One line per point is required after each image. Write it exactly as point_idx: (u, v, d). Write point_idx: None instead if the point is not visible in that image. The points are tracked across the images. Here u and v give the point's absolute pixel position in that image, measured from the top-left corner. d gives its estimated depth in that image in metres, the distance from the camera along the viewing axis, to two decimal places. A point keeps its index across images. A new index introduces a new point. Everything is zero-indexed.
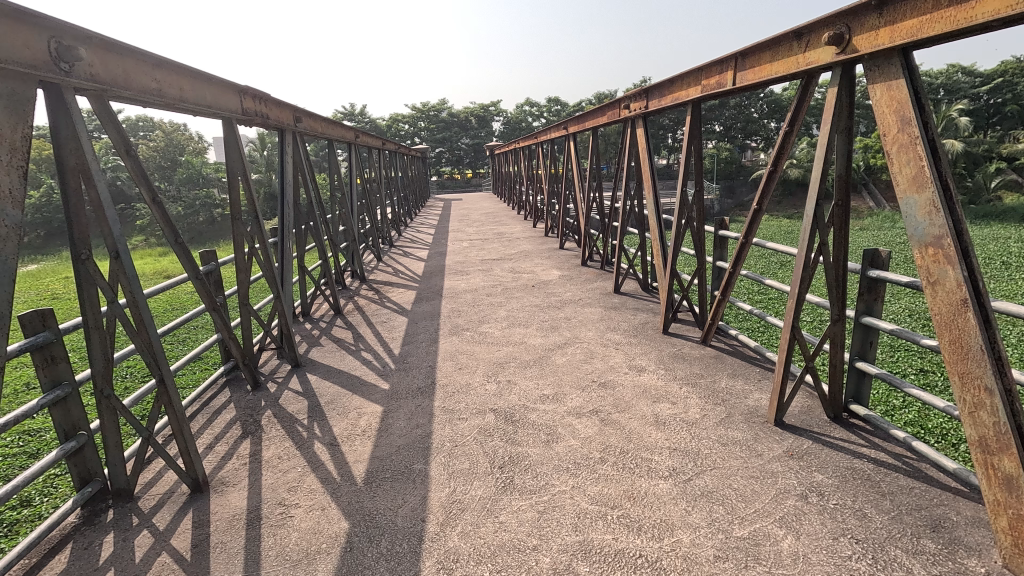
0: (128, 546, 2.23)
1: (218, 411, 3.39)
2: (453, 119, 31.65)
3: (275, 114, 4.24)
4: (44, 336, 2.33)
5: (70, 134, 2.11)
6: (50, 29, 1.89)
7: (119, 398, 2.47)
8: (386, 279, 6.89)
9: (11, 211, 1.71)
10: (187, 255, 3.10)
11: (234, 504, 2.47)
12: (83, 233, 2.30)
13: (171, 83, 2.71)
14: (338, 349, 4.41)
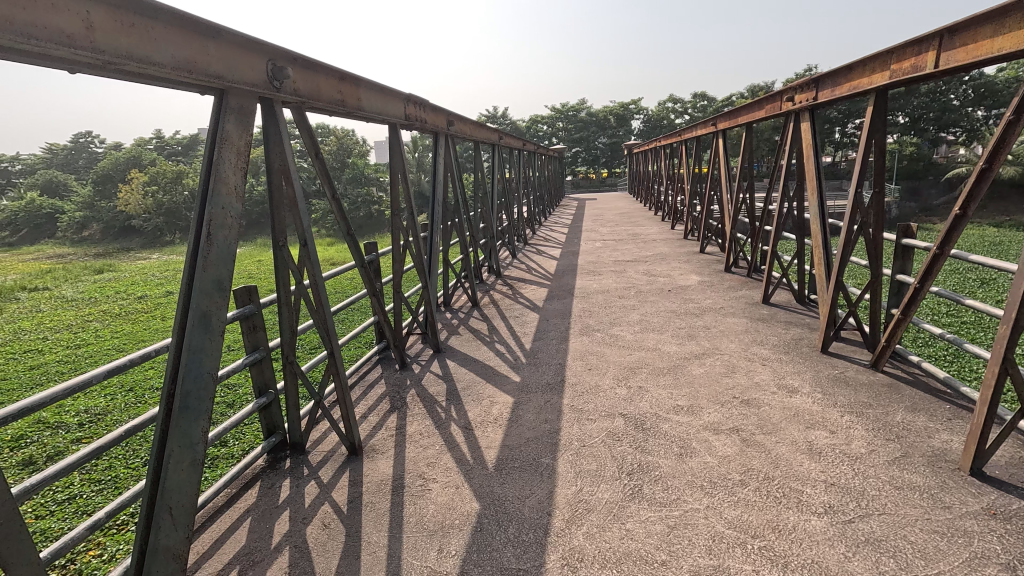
0: (300, 491, 2.62)
1: (372, 385, 3.81)
2: (592, 118, 31.47)
3: (432, 119, 4.61)
4: (249, 308, 2.82)
5: (277, 140, 2.52)
6: (268, 54, 2.28)
7: (299, 365, 2.90)
8: (520, 275, 7.12)
9: (235, 204, 2.09)
10: (355, 245, 3.52)
11: (383, 470, 2.75)
12: (281, 224, 2.73)
13: (352, 94, 3.09)
14: (474, 339, 4.67)
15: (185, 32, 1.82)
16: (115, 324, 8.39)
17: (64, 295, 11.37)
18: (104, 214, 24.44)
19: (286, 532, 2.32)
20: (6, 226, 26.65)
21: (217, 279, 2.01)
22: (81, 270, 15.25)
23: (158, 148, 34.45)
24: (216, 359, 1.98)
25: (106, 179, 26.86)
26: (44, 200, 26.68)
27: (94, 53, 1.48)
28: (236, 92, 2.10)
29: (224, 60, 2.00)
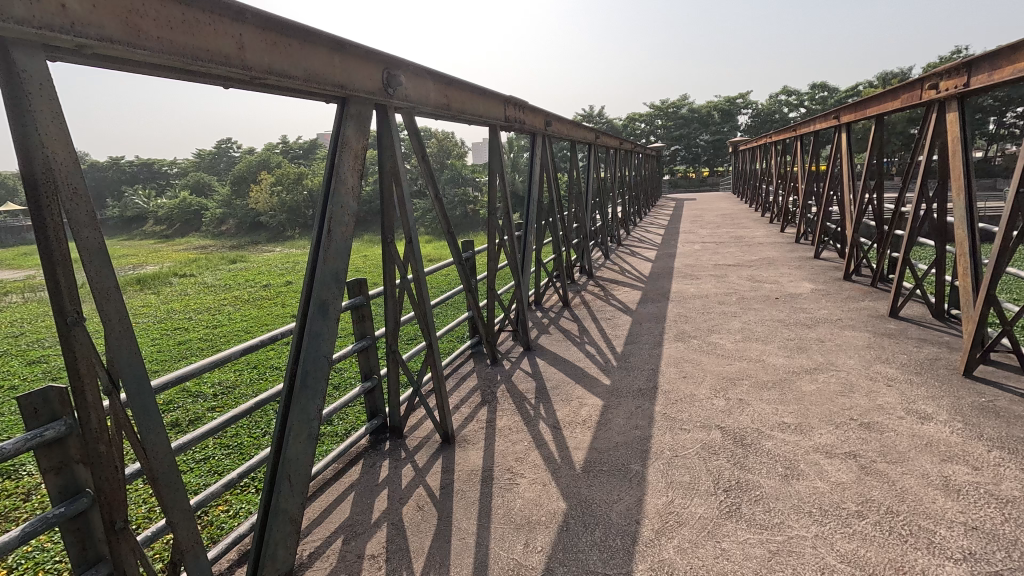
0: (398, 473, 2.80)
1: (465, 378, 3.96)
2: (694, 114, 29.99)
3: (530, 120, 4.66)
4: (359, 300, 3.05)
5: (389, 144, 2.70)
6: (384, 63, 2.45)
7: (400, 354, 3.09)
8: (612, 277, 7.00)
9: (351, 202, 2.26)
10: (454, 243, 3.67)
11: (473, 461, 2.85)
12: (389, 222, 2.92)
13: (456, 98, 3.22)
14: (565, 339, 4.67)
15: (315, 47, 2.01)
16: (245, 309, 9.49)
17: (207, 281, 13.06)
18: (239, 211, 27.71)
19: (384, 509, 2.49)
20: (164, 220, 31.18)
21: (334, 271, 2.20)
22: (220, 260, 17.45)
23: (283, 152, 38.35)
24: (331, 343, 2.16)
25: (242, 180, 30.41)
26: (194, 199, 30.84)
27: (244, 69, 1.69)
28: (356, 99, 2.28)
29: (347, 71, 2.19)
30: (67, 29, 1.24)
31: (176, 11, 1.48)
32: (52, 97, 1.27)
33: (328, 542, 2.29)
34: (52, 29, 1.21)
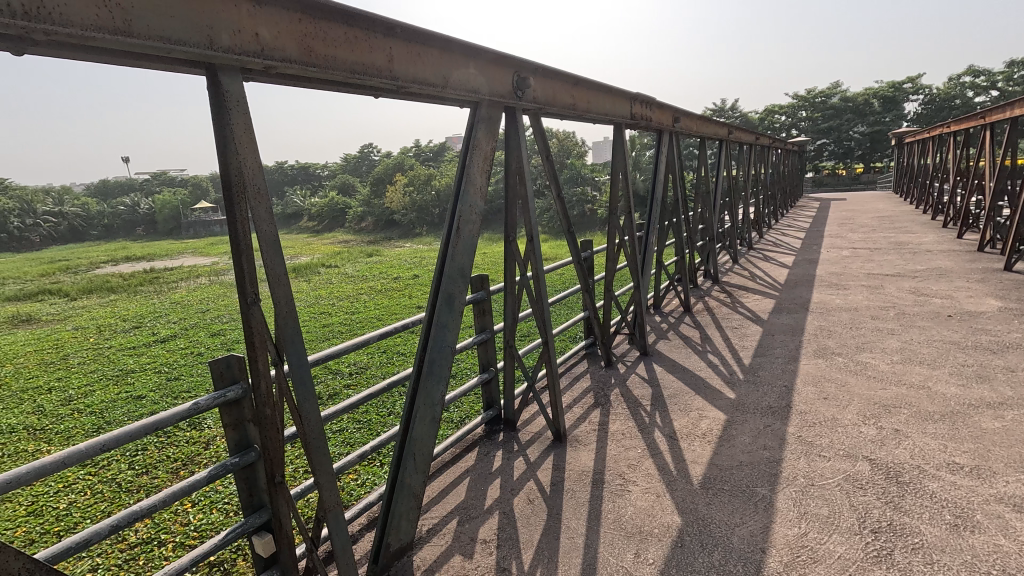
0: (511, 464, 2.88)
1: (578, 378, 3.95)
2: (847, 103, 26.56)
3: (658, 116, 4.48)
4: (480, 294, 3.19)
5: (515, 145, 2.77)
6: (515, 67, 2.51)
7: (517, 349, 3.18)
8: (741, 283, 6.48)
9: (479, 201, 2.37)
10: (574, 243, 3.67)
11: (584, 462, 2.83)
12: (513, 220, 3.00)
13: (583, 97, 3.21)
14: (685, 346, 4.43)
15: (453, 55, 2.13)
16: (378, 298, 10.43)
17: (348, 272, 14.59)
18: (376, 210, 30.52)
19: (497, 497, 2.59)
20: (316, 217, 35.41)
21: (460, 266, 2.32)
22: (359, 253, 19.39)
23: (416, 155, 41.38)
24: (455, 334, 2.29)
25: (380, 182, 33.44)
26: (340, 198, 34.60)
27: (391, 80, 1.85)
28: (488, 103, 2.38)
29: (480, 76, 2.29)
30: (259, 53, 1.45)
31: (339, 31, 1.66)
32: (245, 112, 1.50)
33: (444, 521, 2.44)
34: (248, 55, 1.43)
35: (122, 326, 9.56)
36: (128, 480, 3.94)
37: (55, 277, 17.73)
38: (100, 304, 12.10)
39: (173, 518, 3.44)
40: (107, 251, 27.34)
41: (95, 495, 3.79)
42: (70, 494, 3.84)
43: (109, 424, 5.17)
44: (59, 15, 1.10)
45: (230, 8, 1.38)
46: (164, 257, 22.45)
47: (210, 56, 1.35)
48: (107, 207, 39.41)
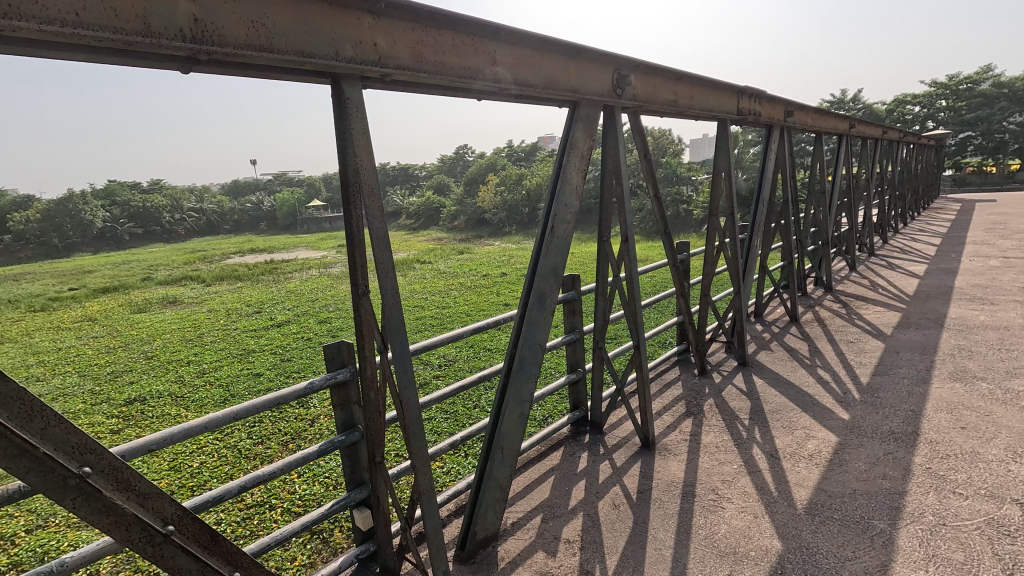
0: (596, 467, 2.85)
1: (669, 385, 3.80)
2: (1001, 90, 22.92)
3: (767, 111, 4.17)
4: (571, 294, 3.18)
5: (613, 144, 2.73)
6: (616, 64, 2.47)
7: (606, 351, 3.13)
8: (859, 292, 5.86)
9: (573, 201, 2.36)
10: (670, 244, 3.53)
11: (674, 472, 2.72)
12: (607, 220, 2.96)
13: (686, 93, 3.07)
14: (790, 359, 4.09)
15: (554, 55, 2.14)
16: (468, 295, 10.78)
17: (440, 268, 15.23)
18: (468, 208, 31.52)
19: (581, 499, 2.57)
20: (413, 215, 37.31)
21: (554, 265, 2.33)
22: (451, 250, 20.15)
23: (508, 155, 42.10)
24: (545, 333, 2.30)
25: (472, 181, 34.47)
26: (435, 197, 36.17)
27: (494, 82, 1.90)
28: (587, 102, 2.36)
29: (580, 75, 2.28)
30: (377, 61, 1.56)
31: (448, 37, 1.74)
32: (363, 116, 1.62)
33: (528, 516, 2.47)
34: (367, 63, 1.54)
35: (246, 310, 10.75)
36: (247, 448, 4.44)
37: (195, 265, 20.36)
38: (229, 290, 13.70)
39: (283, 486, 3.82)
40: (236, 243, 30.86)
41: (221, 458, 4.31)
42: (202, 455, 4.40)
43: (234, 397, 5.85)
44: (218, 36, 1.25)
45: (354, 21, 1.50)
46: (282, 249, 24.88)
47: (335, 66, 1.47)
48: (237, 204, 44.49)
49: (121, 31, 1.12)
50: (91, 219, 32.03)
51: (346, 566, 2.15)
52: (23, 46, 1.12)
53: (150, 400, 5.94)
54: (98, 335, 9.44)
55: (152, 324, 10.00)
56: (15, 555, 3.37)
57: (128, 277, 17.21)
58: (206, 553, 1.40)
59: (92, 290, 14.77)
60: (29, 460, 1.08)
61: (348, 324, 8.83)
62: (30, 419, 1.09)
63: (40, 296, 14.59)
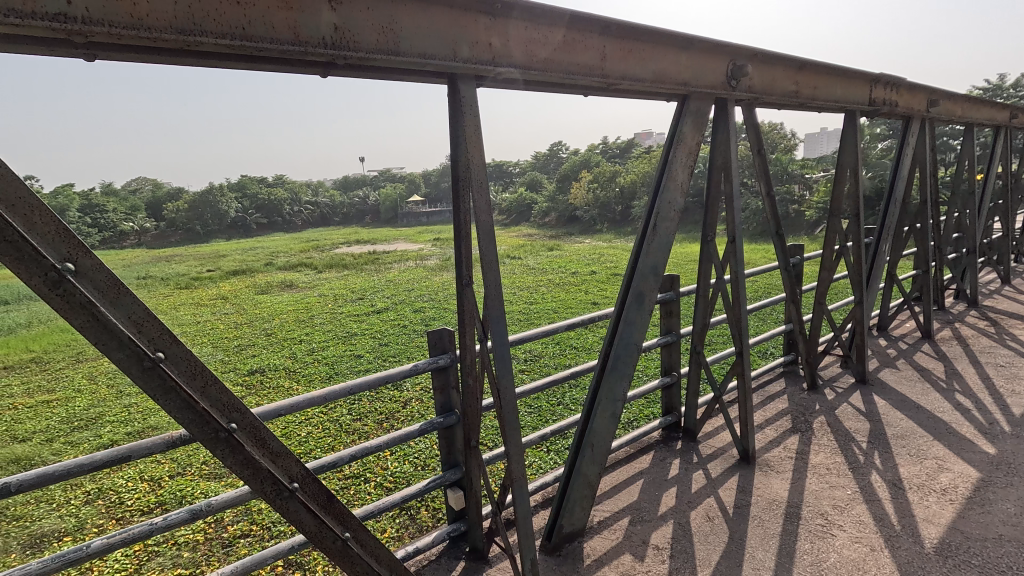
0: (688, 475, 2.74)
1: (773, 398, 3.55)
2: None
3: (907, 100, 3.71)
4: (669, 295, 3.08)
5: (724, 139, 2.58)
6: (732, 54, 2.32)
7: (705, 356, 2.99)
8: (1013, 309, 5.04)
9: (678, 197, 2.27)
10: (781, 247, 3.28)
11: (777, 491, 2.54)
12: (713, 219, 2.82)
13: (809, 83, 2.82)
14: (920, 380, 3.63)
15: (666, 48, 2.07)
16: (556, 292, 10.79)
17: (529, 264, 15.39)
18: (560, 206, 31.47)
19: (672, 506, 2.49)
20: (504, 211, 38.01)
21: (654, 264, 2.25)
22: (541, 247, 20.26)
23: (602, 152, 41.35)
24: (642, 332, 2.24)
25: (565, 178, 34.36)
26: (527, 194, 36.55)
27: (603, 77, 1.89)
28: (698, 95, 2.26)
29: (692, 68, 2.18)
30: (491, 60, 1.62)
31: (559, 34, 1.75)
32: (476, 113, 1.68)
33: (616, 517, 2.44)
34: (482, 63, 1.60)
35: (350, 296, 11.64)
36: (347, 424, 4.81)
37: (308, 253, 22.36)
38: (336, 277, 14.90)
39: (377, 461, 4.10)
40: (344, 235, 33.40)
41: (325, 430, 4.72)
42: (309, 426, 4.85)
43: (337, 376, 6.38)
44: (354, 42, 1.36)
45: (471, 22, 1.56)
46: (383, 241, 26.50)
47: (453, 66, 1.55)
48: (346, 198, 48.12)
49: (277, 41, 1.25)
50: (227, 209, 36.36)
51: (438, 541, 2.29)
52: (200, 58, 1.30)
53: (268, 373, 6.65)
54: (228, 312, 10.73)
55: (271, 305, 11.16)
56: (161, 495, 3.95)
57: (254, 262, 19.32)
58: (323, 512, 1.51)
59: (225, 272, 16.80)
60: (191, 413, 1.25)
61: (440, 314, 9.24)
62: (193, 377, 1.26)
63: (186, 275, 16.89)
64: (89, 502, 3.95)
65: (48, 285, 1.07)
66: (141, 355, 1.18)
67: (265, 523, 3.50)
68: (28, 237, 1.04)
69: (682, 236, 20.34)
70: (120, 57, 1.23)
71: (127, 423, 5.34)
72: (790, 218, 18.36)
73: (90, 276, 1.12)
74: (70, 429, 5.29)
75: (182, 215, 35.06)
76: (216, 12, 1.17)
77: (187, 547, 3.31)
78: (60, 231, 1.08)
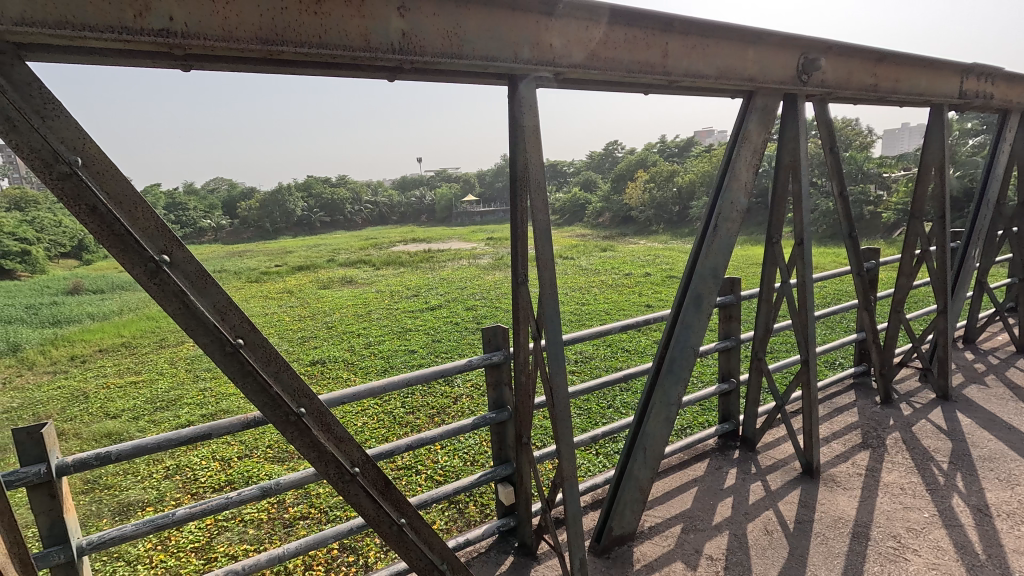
0: (745, 486, 2.64)
1: (841, 411, 3.35)
2: None
3: (1004, 92, 3.38)
4: (728, 298, 2.99)
5: (793, 136, 2.46)
6: (804, 47, 2.21)
7: (767, 363, 2.86)
8: None
9: (742, 197, 2.18)
10: (855, 250, 3.09)
11: (843, 508, 2.41)
12: (778, 220, 2.69)
13: (890, 75, 2.63)
14: (1012, 398, 3.32)
15: (732, 42, 2.00)
16: (608, 293, 10.64)
17: (581, 265, 15.27)
18: (614, 206, 30.97)
19: (727, 517, 2.41)
20: (557, 211, 37.88)
21: (714, 266, 2.17)
22: (594, 247, 20.02)
23: (660, 151, 40.33)
24: (700, 335, 2.16)
25: (620, 178, 33.80)
26: (581, 194, 36.25)
27: (664, 75, 1.85)
28: (765, 91, 2.17)
29: (759, 63, 2.10)
30: (552, 60, 1.63)
31: (621, 33, 1.73)
32: (536, 114, 1.70)
33: (668, 523, 2.39)
34: (542, 63, 1.62)
35: (405, 293, 12.01)
36: (400, 416, 4.97)
37: (367, 250, 23.24)
38: (393, 274, 15.38)
39: (428, 454, 4.21)
40: (401, 233, 34.42)
41: (380, 421, 4.90)
42: (364, 416, 5.05)
43: (392, 369, 6.60)
44: (420, 46, 1.41)
45: (532, 23, 1.58)
46: (437, 240, 27.11)
47: (514, 67, 1.57)
48: (403, 198, 49.55)
49: (350, 48, 1.32)
50: (294, 208, 38.40)
51: (488, 534, 2.34)
52: (280, 65, 1.39)
53: (328, 364, 6.98)
54: (293, 305, 11.34)
55: (332, 299, 11.70)
56: (231, 475, 4.25)
57: (317, 258, 20.31)
58: (381, 497, 1.58)
59: (291, 267, 17.77)
60: (265, 396, 1.34)
61: (491, 312, 9.35)
62: (268, 362, 1.34)
63: (256, 269, 18.03)
64: (168, 477, 4.30)
65: (147, 274, 1.18)
66: (223, 341, 1.27)
67: (323, 507, 3.69)
68: (132, 231, 1.16)
69: (743, 238, 19.51)
70: (211, 66, 1.33)
71: (202, 406, 5.77)
72: (864, 220, 17.18)
73: (183, 267, 1.22)
74: (154, 409, 5.78)
75: (254, 213, 37.36)
76: (296, 22, 1.24)
77: (252, 525, 3.55)
78: (158, 225, 1.19)
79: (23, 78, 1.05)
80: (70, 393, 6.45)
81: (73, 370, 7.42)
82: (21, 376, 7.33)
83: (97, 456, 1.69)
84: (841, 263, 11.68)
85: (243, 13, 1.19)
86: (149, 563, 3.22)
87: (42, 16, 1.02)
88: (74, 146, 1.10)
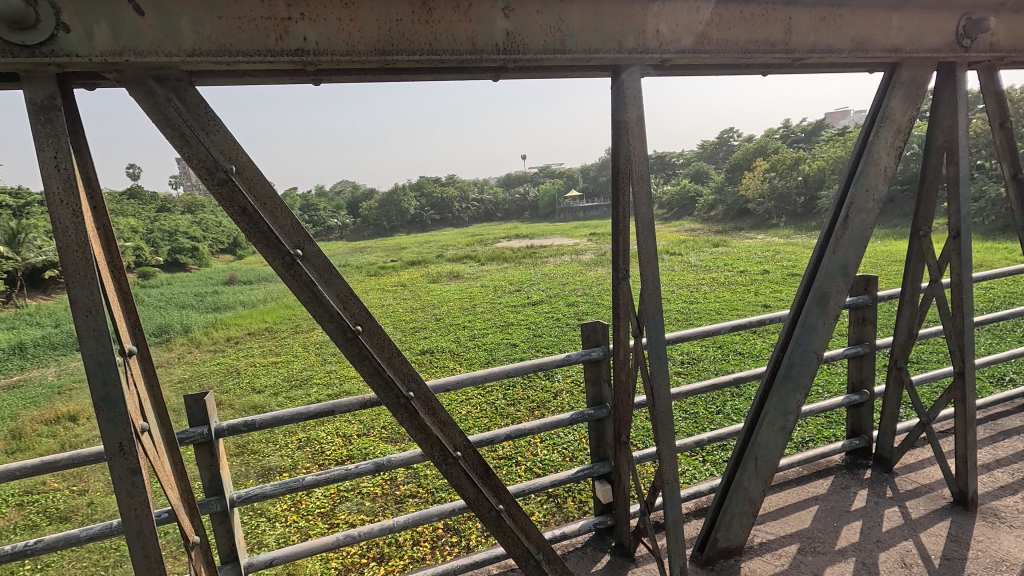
0: (878, 511, 2.35)
1: (1009, 435, 2.83)
2: None
3: None
4: (863, 299, 2.66)
5: (949, 112, 2.10)
6: (965, 6, 1.88)
7: (908, 374, 2.50)
8: None
9: (880, 185, 1.91)
10: None
11: (1005, 548, 2.05)
12: (927, 210, 2.33)
13: None
14: None
15: (871, 9, 1.76)
16: (721, 291, 9.96)
17: (690, 261, 14.49)
18: (729, 198, 28.98)
19: (854, 543, 2.16)
20: (664, 205, 36.28)
21: (844, 262, 1.93)
22: (704, 242, 18.90)
23: (782, 137, 36.81)
24: (826, 340, 1.92)
25: (735, 168, 31.28)
26: (691, 186, 34.37)
27: (786, 53, 1.69)
28: (912, 62, 1.89)
29: (906, 30, 1.82)
30: (657, 48, 1.57)
31: (737, 10, 1.61)
32: (640, 105, 1.64)
33: (782, 542, 2.21)
34: (648, 51, 1.56)
35: (508, 287, 12.29)
36: (502, 407, 5.12)
37: (473, 246, 24.10)
38: (497, 269, 15.87)
39: (528, 446, 4.30)
40: (506, 229, 35.20)
41: (482, 411, 5.09)
42: (468, 405, 5.27)
43: (495, 362, 6.81)
44: (524, 45, 1.44)
45: (638, 11, 1.53)
46: (540, 236, 27.33)
47: (619, 57, 1.54)
48: (508, 195, 50.71)
49: (458, 53, 1.38)
50: (407, 207, 41.11)
51: (584, 530, 2.34)
52: (396, 74, 1.50)
53: (436, 354, 7.38)
54: (406, 297, 12.15)
55: (441, 292, 12.38)
56: (351, 450, 4.69)
57: (427, 253, 21.57)
58: (480, 482, 1.64)
59: (405, 262, 19.05)
60: (380, 379, 1.45)
61: (593, 308, 9.24)
62: (382, 349, 1.45)
63: (375, 264, 19.57)
64: (301, 448, 4.86)
65: (285, 266, 1.34)
66: (345, 327, 1.40)
67: (429, 488, 3.92)
68: (273, 228, 1.32)
69: (883, 231, 17.19)
70: (336, 78, 1.47)
71: (329, 386, 6.42)
72: None
73: (313, 261, 1.37)
74: (290, 386, 6.55)
75: (374, 212, 40.57)
76: (409, 32, 1.33)
77: (369, 497, 3.89)
78: (293, 223, 1.34)
79: (193, 100, 1.25)
80: (226, 370, 7.53)
81: (229, 350, 8.65)
82: (189, 352, 8.73)
83: (245, 423, 1.96)
84: (1015, 261, 9.84)
85: (364, 27, 1.29)
86: (284, 522, 3.67)
87: (207, 46, 1.20)
88: (230, 156, 1.28)
